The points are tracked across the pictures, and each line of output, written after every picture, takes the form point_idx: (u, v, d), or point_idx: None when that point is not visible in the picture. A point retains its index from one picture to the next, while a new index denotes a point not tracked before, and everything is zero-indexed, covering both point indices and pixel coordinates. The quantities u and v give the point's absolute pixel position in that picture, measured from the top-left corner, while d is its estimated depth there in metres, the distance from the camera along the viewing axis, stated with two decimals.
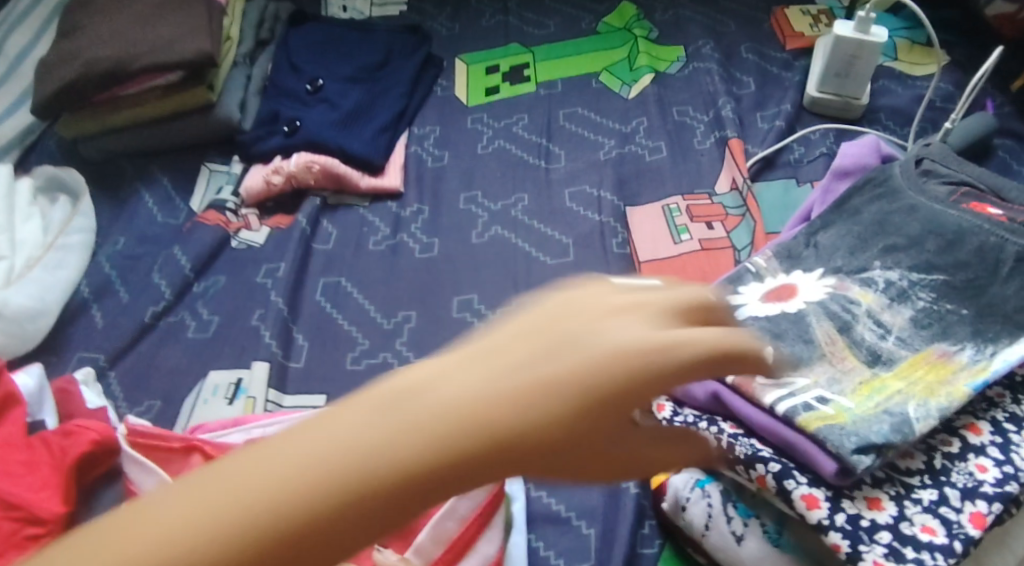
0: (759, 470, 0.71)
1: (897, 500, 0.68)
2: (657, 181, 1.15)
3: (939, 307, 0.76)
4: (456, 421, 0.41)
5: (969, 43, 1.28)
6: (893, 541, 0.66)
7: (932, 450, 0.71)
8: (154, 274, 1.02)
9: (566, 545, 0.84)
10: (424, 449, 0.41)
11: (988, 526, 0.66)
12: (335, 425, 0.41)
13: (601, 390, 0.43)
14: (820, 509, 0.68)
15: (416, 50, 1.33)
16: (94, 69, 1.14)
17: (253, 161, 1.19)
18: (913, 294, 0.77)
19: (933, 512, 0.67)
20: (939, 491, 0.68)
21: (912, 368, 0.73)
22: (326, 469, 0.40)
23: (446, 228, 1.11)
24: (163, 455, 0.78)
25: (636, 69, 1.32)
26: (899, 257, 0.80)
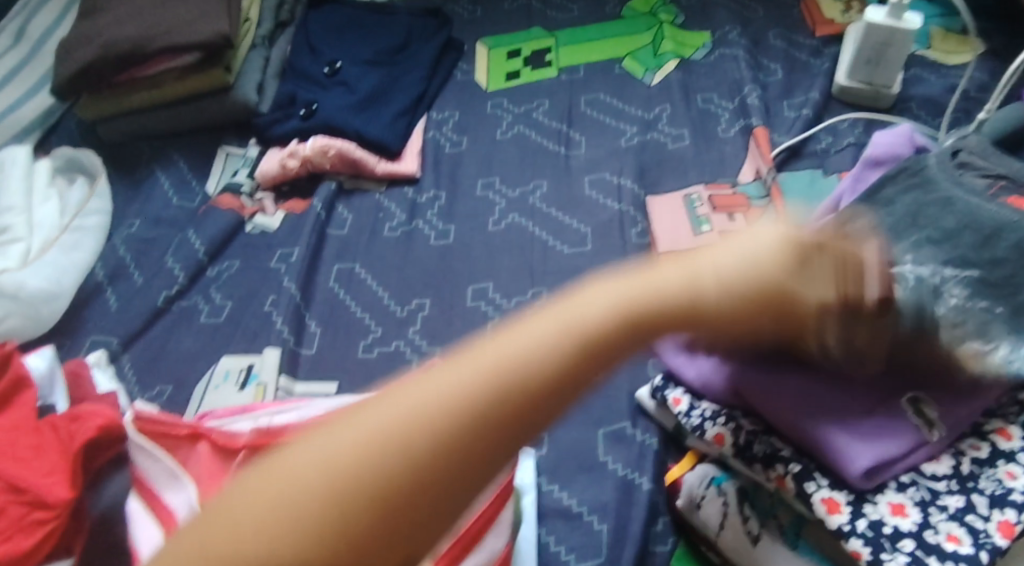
0: (779, 470, 0.71)
1: (921, 506, 0.67)
2: (679, 169, 1.13)
3: (972, 304, 0.73)
4: (482, 377, 0.48)
5: (1007, 31, 1.24)
6: (916, 550, 0.65)
7: (961, 457, 0.70)
8: (168, 257, 1.01)
9: (577, 541, 0.82)
10: (455, 404, 0.47)
11: (1017, 536, 0.65)
12: (378, 405, 0.47)
13: (603, 330, 0.51)
14: (840, 513, 0.67)
15: (436, 33, 1.31)
16: (113, 50, 1.14)
17: (270, 144, 1.18)
18: (948, 291, 0.74)
19: (960, 520, 0.66)
20: (965, 498, 0.67)
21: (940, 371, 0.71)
22: (376, 434, 0.46)
23: (462, 215, 1.09)
24: (170, 442, 0.75)
25: (660, 54, 1.29)
26: (932, 250, 0.77)
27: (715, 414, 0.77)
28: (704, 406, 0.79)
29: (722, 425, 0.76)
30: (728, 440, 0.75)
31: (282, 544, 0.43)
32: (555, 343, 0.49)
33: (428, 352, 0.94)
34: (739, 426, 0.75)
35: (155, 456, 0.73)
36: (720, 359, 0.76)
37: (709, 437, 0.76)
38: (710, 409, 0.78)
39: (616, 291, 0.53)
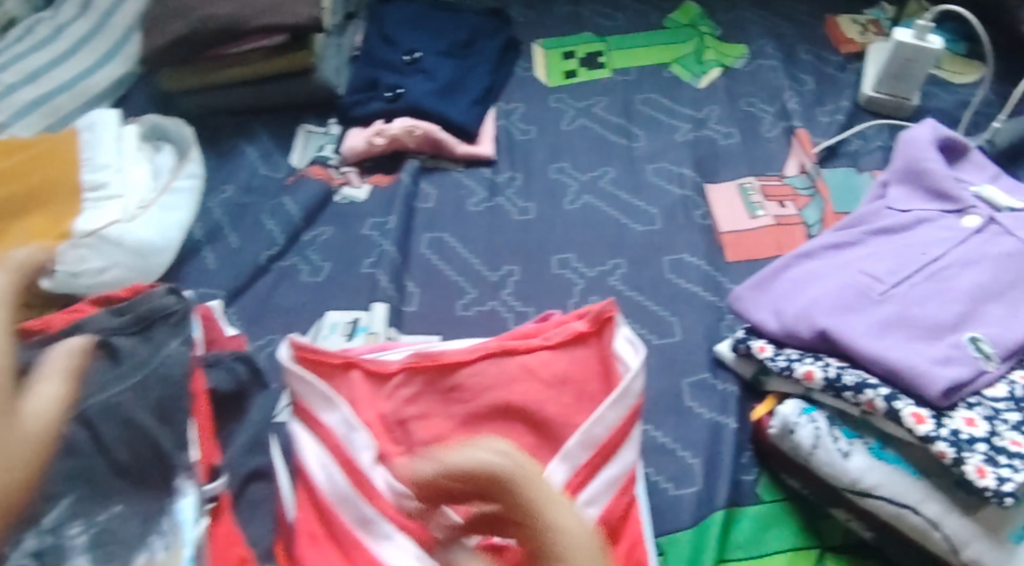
0: (869, 395, 0.83)
1: (988, 419, 0.81)
2: (732, 163, 1.25)
3: (997, 416, 0.81)
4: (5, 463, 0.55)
5: (1008, 61, 1.52)
6: (990, 450, 0.78)
7: (1019, 383, 0.85)
8: (265, 220, 1.09)
9: (673, 471, 0.90)
10: None
11: (984, 481, 0.77)
12: None
13: None
14: (926, 424, 0.80)
15: (498, 33, 1.35)
16: (210, 27, 1.15)
17: (352, 124, 1.21)
18: (1001, 414, 0.82)
19: (992, 460, 0.78)
20: (987, 436, 0.79)
21: (967, 426, 0.80)
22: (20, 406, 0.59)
23: (539, 194, 1.15)
24: (326, 370, 0.81)
25: (704, 62, 1.40)
26: (981, 409, 0.82)
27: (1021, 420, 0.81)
28: (1004, 438, 0.79)
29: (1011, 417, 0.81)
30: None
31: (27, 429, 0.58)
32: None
33: (521, 308, 1.01)
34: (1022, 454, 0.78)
35: (311, 388, 0.79)
36: (550, 347, 0.81)
37: (1011, 437, 0.80)
38: (985, 409, 0.82)
39: None
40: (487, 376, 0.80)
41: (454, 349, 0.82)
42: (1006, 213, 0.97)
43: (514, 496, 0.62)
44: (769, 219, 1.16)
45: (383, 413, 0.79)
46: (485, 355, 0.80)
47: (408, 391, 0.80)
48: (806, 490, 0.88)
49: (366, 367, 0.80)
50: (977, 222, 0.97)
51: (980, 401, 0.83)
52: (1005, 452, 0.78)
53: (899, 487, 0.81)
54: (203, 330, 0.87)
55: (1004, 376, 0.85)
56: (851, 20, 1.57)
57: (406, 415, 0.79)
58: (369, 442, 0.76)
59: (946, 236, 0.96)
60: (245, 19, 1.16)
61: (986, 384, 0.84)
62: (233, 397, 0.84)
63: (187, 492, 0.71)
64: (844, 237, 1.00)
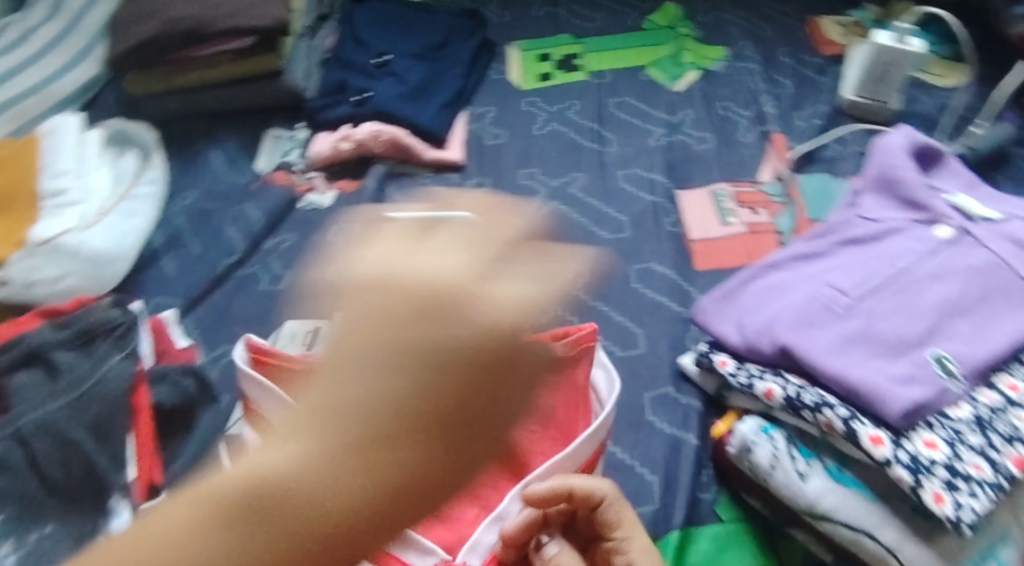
0: (826, 415, 0.82)
1: (950, 442, 0.79)
2: (704, 168, 1.23)
3: (960, 437, 0.80)
4: (244, 497, 0.51)
5: (991, 62, 1.51)
6: (949, 476, 0.77)
7: (983, 404, 0.83)
8: (227, 227, 1.08)
9: (631, 489, 0.90)
10: (281, 483, 0.50)
11: (942, 509, 0.75)
12: (329, 431, 0.51)
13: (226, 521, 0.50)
14: (884, 447, 0.79)
15: (474, 35, 1.31)
16: (175, 30, 1.13)
17: (320, 128, 1.19)
18: (965, 434, 0.80)
19: (949, 486, 0.77)
20: (948, 460, 0.78)
21: (927, 449, 0.79)
22: (398, 392, 0.50)
23: (507, 200, 1.13)
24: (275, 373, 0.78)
25: (681, 64, 1.38)
26: (943, 430, 0.80)
27: (986, 442, 0.80)
28: (964, 462, 0.78)
29: (974, 437, 0.80)
30: (988, 472, 0.78)
31: (387, 430, 0.50)
32: (358, 408, 0.50)
33: None
34: (981, 480, 0.77)
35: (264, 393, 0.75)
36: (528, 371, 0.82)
37: (971, 460, 0.78)
38: (948, 430, 0.80)
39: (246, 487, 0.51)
40: None
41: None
42: (980, 224, 0.95)
43: (609, 525, 0.73)
44: (742, 226, 1.14)
45: None
46: None
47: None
48: (766, 510, 0.88)
49: None
50: (950, 233, 0.94)
51: (946, 422, 0.81)
52: (963, 479, 0.77)
53: (856, 512, 0.80)
54: (150, 343, 0.88)
55: (969, 394, 0.83)
56: (833, 21, 1.55)
57: None
58: None
59: (914, 248, 0.94)
60: (210, 21, 1.13)
61: (952, 404, 0.82)
62: (182, 410, 0.83)
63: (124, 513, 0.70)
64: (814, 247, 0.98)
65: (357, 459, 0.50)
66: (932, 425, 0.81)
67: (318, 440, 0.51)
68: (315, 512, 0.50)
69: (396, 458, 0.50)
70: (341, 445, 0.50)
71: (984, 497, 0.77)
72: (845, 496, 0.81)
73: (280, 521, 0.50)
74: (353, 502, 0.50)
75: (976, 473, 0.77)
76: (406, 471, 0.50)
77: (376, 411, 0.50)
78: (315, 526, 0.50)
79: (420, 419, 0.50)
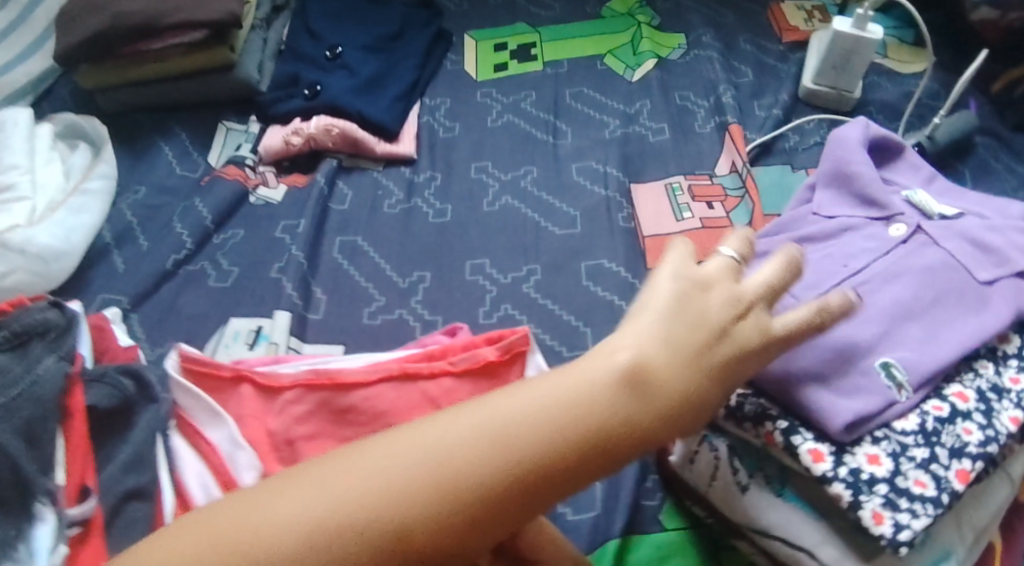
0: (767, 428, 0.80)
1: (893, 456, 0.77)
2: (660, 160, 1.23)
3: (905, 452, 0.78)
4: (454, 462, 0.59)
5: (955, 48, 1.50)
6: (890, 493, 0.76)
7: (931, 414, 0.80)
8: (176, 223, 1.07)
9: (572, 493, 0.90)
10: (501, 464, 0.59)
11: (880, 528, 0.74)
12: (523, 396, 0.62)
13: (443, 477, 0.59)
14: (824, 463, 0.77)
15: (429, 25, 1.32)
16: (125, 23, 1.12)
17: (272, 122, 1.19)
18: (909, 448, 0.78)
19: (889, 503, 0.75)
20: (891, 477, 0.76)
21: (870, 464, 0.77)
22: (569, 395, 0.62)
23: (458, 194, 1.14)
24: (215, 382, 0.83)
25: (639, 53, 1.37)
26: (885, 444, 0.78)
27: (931, 458, 0.78)
28: (903, 478, 0.76)
29: (917, 451, 0.78)
30: (931, 489, 0.76)
31: (577, 432, 0.61)
32: (606, 387, 0.62)
33: (430, 317, 1.00)
34: (922, 498, 0.76)
35: (196, 402, 0.81)
36: (454, 377, 0.82)
37: (913, 477, 0.77)
38: (892, 446, 0.78)
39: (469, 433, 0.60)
40: (382, 401, 0.81)
41: (352, 368, 0.83)
42: (935, 221, 0.92)
43: (532, 545, 0.77)
44: (695, 222, 1.13)
45: (275, 428, 0.81)
46: (382, 379, 0.81)
47: (299, 402, 0.81)
48: (712, 521, 0.87)
49: (257, 382, 0.82)
50: (904, 232, 0.92)
51: (889, 435, 0.79)
52: (904, 498, 0.75)
53: (796, 528, 0.79)
54: (90, 343, 0.87)
55: (919, 405, 0.80)
56: (797, 8, 1.54)
57: (294, 436, 0.80)
58: (252, 460, 0.79)
59: (868, 247, 0.91)
60: (160, 16, 1.13)
61: (896, 414, 0.80)
62: (119, 412, 0.80)
63: (47, 518, 0.71)
64: (771, 244, 0.96)
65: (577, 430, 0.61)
66: (875, 437, 0.79)
67: (597, 414, 0.61)
68: (503, 468, 0.59)
69: (650, 405, 0.62)
70: (569, 416, 0.61)
71: (927, 516, 0.75)
72: (787, 513, 0.80)
73: (478, 476, 0.59)
74: (527, 464, 0.60)
75: (917, 491, 0.76)
76: (649, 417, 0.62)
77: (593, 402, 0.61)
78: (503, 484, 0.59)
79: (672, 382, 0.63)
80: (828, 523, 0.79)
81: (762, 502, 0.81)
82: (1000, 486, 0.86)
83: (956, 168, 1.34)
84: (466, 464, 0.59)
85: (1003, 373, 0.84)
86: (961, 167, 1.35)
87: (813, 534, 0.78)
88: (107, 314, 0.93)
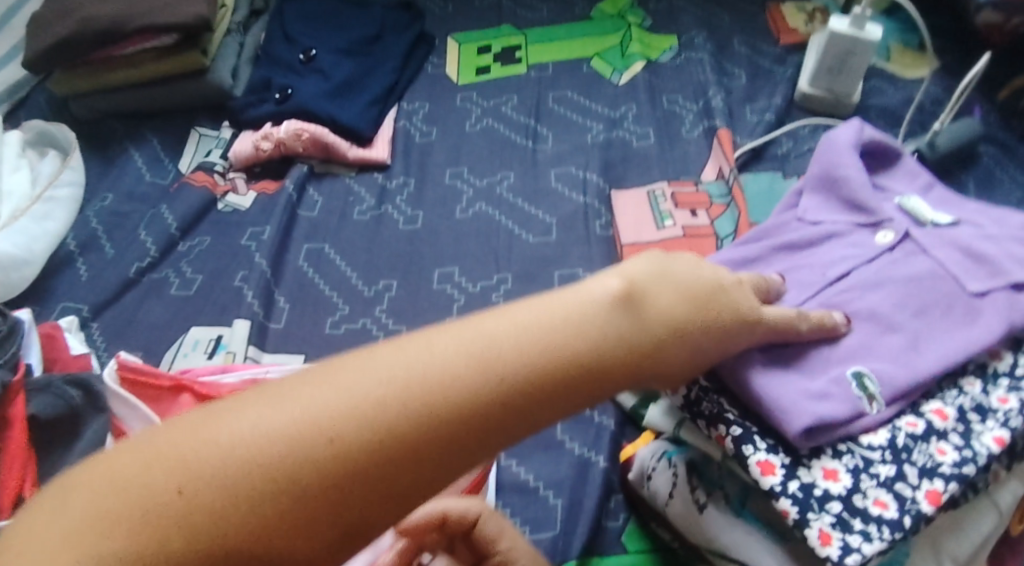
0: (721, 430, 0.77)
1: (853, 473, 0.73)
2: (644, 167, 1.18)
3: (867, 469, 0.74)
4: (420, 381, 0.49)
5: (958, 50, 1.45)
6: (842, 512, 0.72)
7: (903, 430, 0.75)
8: (141, 231, 1.05)
9: (532, 514, 0.87)
10: (482, 384, 0.50)
11: (827, 549, 0.70)
12: (510, 317, 0.53)
13: (405, 398, 0.48)
14: (774, 475, 0.73)
15: (410, 27, 1.30)
16: (92, 26, 1.12)
17: (243, 127, 1.18)
18: (872, 464, 0.74)
19: (840, 522, 0.71)
20: (846, 494, 0.72)
21: (824, 479, 0.73)
22: (565, 321, 0.53)
23: (431, 201, 1.11)
24: (152, 393, 0.81)
25: (627, 55, 1.33)
26: (847, 459, 0.74)
27: (895, 476, 0.73)
28: (861, 495, 0.72)
29: (882, 468, 0.74)
30: (891, 509, 0.72)
31: (562, 364, 0.52)
32: (602, 317, 0.54)
33: (394, 326, 0.98)
34: (880, 519, 0.71)
35: (132, 410, 0.77)
36: None
37: (872, 495, 0.72)
38: (854, 461, 0.74)
39: (437, 354, 0.50)
40: None
41: None
42: (927, 228, 0.87)
43: (491, 540, 0.71)
44: (676, 230, 1.09)
45: None
46: None
47: None
48: (677, 543, 0.83)
49: (198, 392, 0.80)
50: (890, 239, 0.86)
51: (853, 449, 0.75)
52: (858, 518, 0.71)
53: (749, 548, 0.76)
54: (39, 352, 0.86)
55: (891, 420, 0.76)
56: (797, 9, 1.49)
57: None
58: None
59: (850, 254, 0.86)
60: (127, 19, 1.12)
61: (867, 426, 0.75)
62: (62, 422, 0.79)
63: None
64: (749, 252, 0.89)
65: (563, 359, 0.52)
66: (837, 451, 0.75)
67: (588, 344, 0.53)
68: (476, 394, 0.50)
69: (644, 327, 0.55)
70: (559, 342, 0.52)
71: (884, 539, 0.71)
72: (741, 533, 0.77)
73: (446, 399, 0.49)
74: (503, 392, 0.50)
75: (874, 510, 0.72)
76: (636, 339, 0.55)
77: (582, 330, 0.53)
78: (470, 412, 0.49)
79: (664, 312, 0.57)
80: (783, 543, 0.75)
81: (716, 522, 0.78)
82: (986, 515, 0.80)
83: (958, 176, 1.28)
84: (434, 387, 0.49)
85: (991, 392, 0.78)
86: (965, 175, 1.28)
87: (763, 551, 0.75)
88: (63, 322, 0.91)
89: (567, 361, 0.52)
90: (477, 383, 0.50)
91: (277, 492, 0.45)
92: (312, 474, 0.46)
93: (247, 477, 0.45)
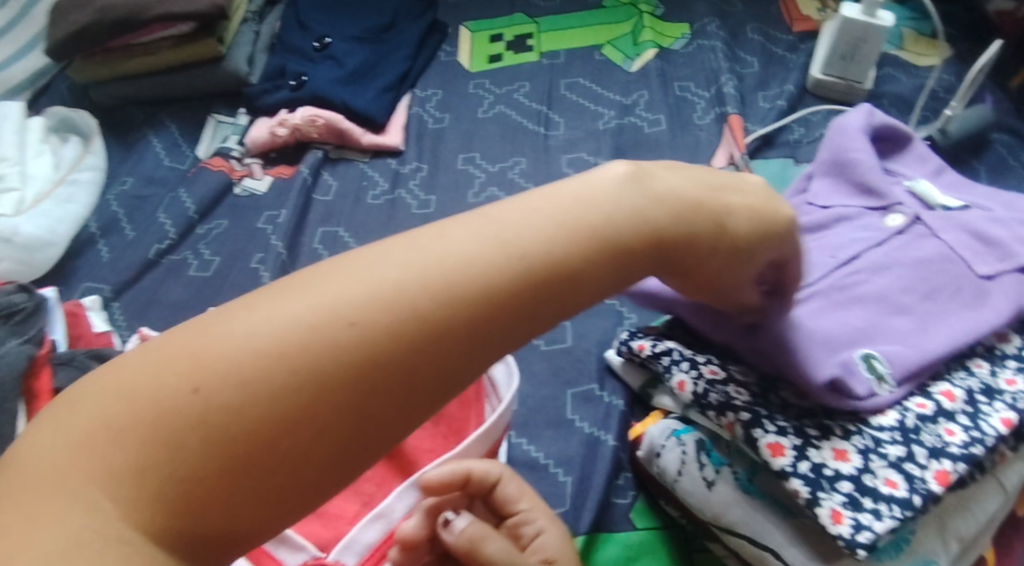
0: (730, 417, 0.77)
1: (863, 453, 0.74)
2: (655, 153, 1.19)
3: (877, 450, 0.74)
4: (436, 266, 0.49)
5: (971, 37, 1.45)
6: (853, 491, 0.72)
7: (912, 411, 0.76)
8: (160, 214, 1.07)
9: (542, 490, 0.88)
10: (497, 268, 0.50)
11: (838, 527, 0.71)
12: (524, 208, 0.53)
13: (419, 283, 0.49)
14: (784, 456, 0.74)
15: (423, 15, 1.31)
16: (110, 15, 1.14)
17: (259, 114, 1.20)
18: (881, 445, 0.74)
19: (851, 502, 0.72)
20: (857, 475, 0.73)
21: (834, 460, 0.73)
22: (579, 211, 0.53)
23: (444, 186, 1.12)
24: None
25: (639, 43, 1.34)
26: (857, 440, 0.75)
27: (905, 456, 0.74)
28: (872, 475, 0.73)
29: (892, 449, 0.74)
30: (901, 489, 0.72)
31: (577, 252, 0.52)
32: (615, 207, 0.54)
33: None
34: (891, 499, 0.72)
35: None
36: None
37: (882, 475, 0.73)
38: (864, 441, 0.74)
39: (450, 244, 0.50)
40: None
41: None
42: (937, 213, 0.87)
43: (510, 500, 0.73)
44: None
45: None
46: None
47: None
48: (684, 520, 0.85)
49: None
50: (901, 223, 0.86)
51: (862, 430, 0.75)
52: (869, 498, 0.72)
53: (758, 526, 0.77)
54: (63, 329, 0.88)
55: (900, 402, 0.76)
56: None
57: None
58: None
59: (861, 237, 0.86)
60: (145, 8, 1.14)
61: (878, 407, 0.75)
62: None
63: None
64: None
65: (578, 247, 0.52)
66: (847, 432, 0.75)
67: (603, 231, 0.53)
68: (495, 278, 0.50)
69: (655, 212, 0.55)
70: (573, 233, 0.52)
71: (894, 519, 0.71)
72: (750, 512, 0.77)
73: (462, 284, 0.49)
74: (519, 277, 0.51)
75: (885, 490, 0.72)
76: (645, 231, 0.55)
77: (598, 221, 0.53)
78: (487, 293, 0.50)
79: (673, 204, 0.56)
80: (793, 522, 0.76)
81: (726, 500, 0.79)
82: (992, 495, 0.81)
83: (972, 162, 1.27)
84: (450, 270, 0.49)
85: (998, 374, 0.79)
86: (978, 161, 1.28)
87: (772, 530, 0.76)
88: (86, 301, 0.94)
89: (581, 247, 0.52)
90: (492, 268, 0.50)
91: (298, 378, 0.46)
92: (332, 359, 0.46)
93: (267, 361, 0.46)
